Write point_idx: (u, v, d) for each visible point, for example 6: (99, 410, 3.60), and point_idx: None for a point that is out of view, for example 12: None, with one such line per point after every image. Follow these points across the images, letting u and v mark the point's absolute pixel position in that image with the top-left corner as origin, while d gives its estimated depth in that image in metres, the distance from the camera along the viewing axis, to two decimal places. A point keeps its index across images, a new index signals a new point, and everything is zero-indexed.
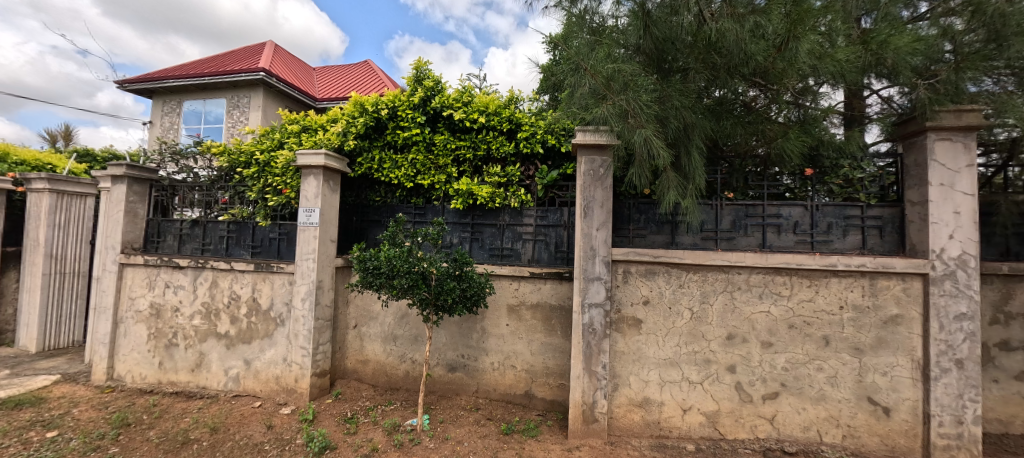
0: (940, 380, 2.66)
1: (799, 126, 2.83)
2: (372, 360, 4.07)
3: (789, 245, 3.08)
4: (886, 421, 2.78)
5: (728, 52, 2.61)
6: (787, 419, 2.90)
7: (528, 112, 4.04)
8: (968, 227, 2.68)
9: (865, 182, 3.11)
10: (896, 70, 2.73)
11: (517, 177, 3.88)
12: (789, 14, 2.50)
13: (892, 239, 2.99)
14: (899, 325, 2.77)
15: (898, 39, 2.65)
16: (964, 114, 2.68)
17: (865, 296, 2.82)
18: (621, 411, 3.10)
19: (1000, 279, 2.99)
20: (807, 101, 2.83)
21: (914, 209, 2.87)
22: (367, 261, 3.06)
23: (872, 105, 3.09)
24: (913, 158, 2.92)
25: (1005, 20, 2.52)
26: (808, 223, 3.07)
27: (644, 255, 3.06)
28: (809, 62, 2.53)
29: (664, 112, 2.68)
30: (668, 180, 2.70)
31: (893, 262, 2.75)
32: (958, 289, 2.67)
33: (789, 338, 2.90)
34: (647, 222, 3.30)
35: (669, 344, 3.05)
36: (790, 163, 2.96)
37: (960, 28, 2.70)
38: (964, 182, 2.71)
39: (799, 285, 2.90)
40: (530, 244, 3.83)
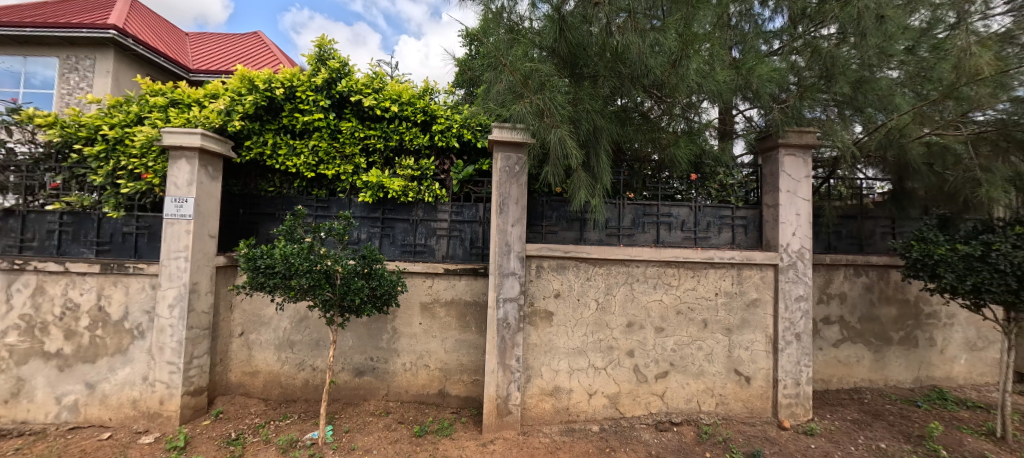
0: (785, 351, 3.26)
1: (687, 136, 3.20)
2: (263, 371, 3.61)
3: (677, 241, 3.49)
4: (748, 388, 3.31)
5: (632, 63, 2.83)
6: (674, 394, 3.28)
7: (444, 104, 3.94)
8: (805, 226, 3.32)
9: (735, 187, 3.67)
10: (758, 94, 3.25)
11: (432, 171, 3.76)
12: (681, 35, 2.81)
13: (753, 235, 3.56)
14: (757, 307, 3.32)
15: (760, 67, 3.15)
16: (805, 134, 3.30)
17: (733, 284, 3.32)
18: (533, 401, 3.21)
19: (824, 267, 3.76)
20: (693, 115, 3.18)
21: (768, 211, 3.46)
22: (257, 259, 2.69)
23: (739, 122, 3.62)
24: (768, 169, 3.51)
25: (833, 61, 3.18)
26: (692, 222, 3.51)
27: (556, 250, 3.20)
28: (696, 79, 2.86)
29: (576, 114, 2.83)
30: (579, 179, 2.85)
31: (754, 255, 3.29)
32: (798, 276, 3.29)
33: (676, 322, 3.28)
34: (558, 219, 3.45)
35: (577, 334, 3.23)
36: (680, 169, 3.34)
37: (802, 65, 3.32)
38: (803, 189, 3.34)
39: (685, 276, 3.30)
40: (444, 240, 3.75)
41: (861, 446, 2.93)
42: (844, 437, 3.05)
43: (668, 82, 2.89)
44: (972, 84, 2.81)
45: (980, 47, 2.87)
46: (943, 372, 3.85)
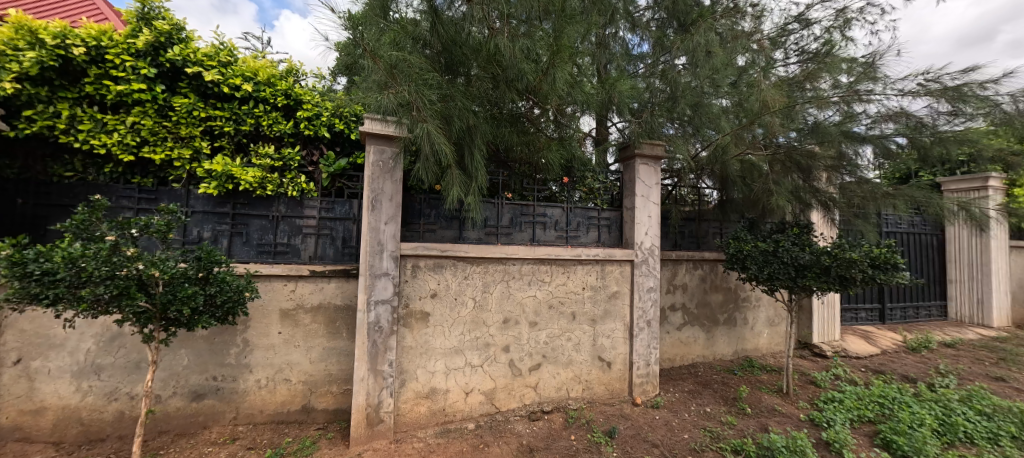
0: (638, 336, 3.70)
1: (560, 142, 3.42)
2: (52, 407, 2.82)
3: (551, 240, 3.71)
4: (609, 372, 3.67)
5: (506, 66, 2.91)
6: (546, 384, 3.47)
7: (313, 89, 3.57)
8: (654, 226, 3.83)
9: (600, 191, 4.04)
10: (621, 108, 3.62)
11: (296, 162, 3.36)
12: (550, 45, 2.98)
13: (616, 235, 3.96)
14: (617, 299, 3.70)
15: (620, 83, 3.51)
16: (655, 147, 3.85)
17: (598, 278, 3.64)
18: (407, 405, 3.09)
19: (671, 262, 4.38)
20: (567, 123, 3.39)
21: (627, 213, 3.89)
22: (30, 263, 2.07)
23: (613, 132, 4.01)
24: (627, 175, 3.96)
25: (677, 85, 3.71)
26: (564, 221, 3.77)
27: (433, 249, 3.13)
28: (564, 89, 3.08)
29: (448, 111, 2.79)
30: (453, 177, 2.82)
31: (614, 252, 3.66)
32: (649, 270, 3.76)
33: (548, 316, 3.48)
34: (437, 217, 3.39)
35: (454, 333, 3.21)
36: (553, 172, 3.55)
37: (657, 87, 3.83)
38: (653, 195, 3.86)
39: (556, 272, 3.52)
40: (312, 239, 3.38)
41: (693, 413, 3.46)
42: (681, 406, 3.58)
43: (540, 88, 3.06)
44: (768, 116, 3.48)
45: (774, 86, 3.57)
46: (752, 344, 4.78)
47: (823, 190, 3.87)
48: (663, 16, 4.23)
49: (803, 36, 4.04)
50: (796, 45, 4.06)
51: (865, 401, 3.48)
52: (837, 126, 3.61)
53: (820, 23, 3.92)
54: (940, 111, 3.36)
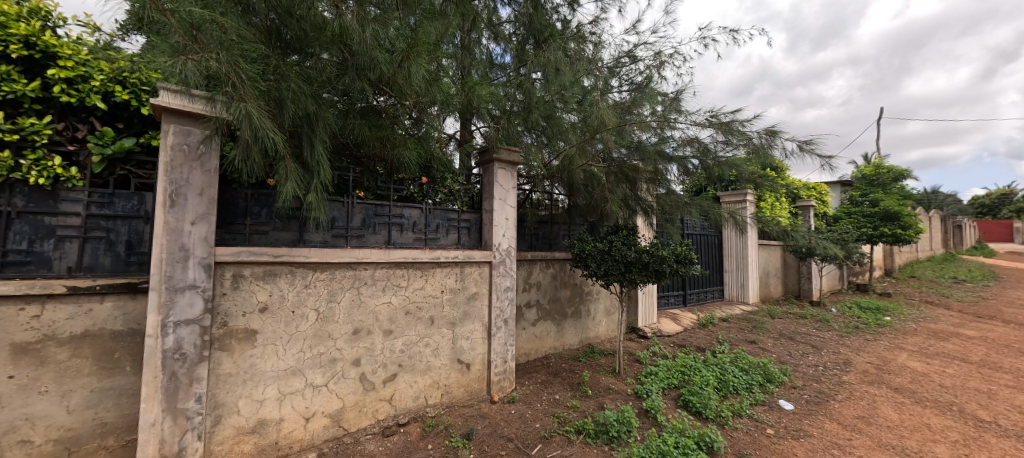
0: (495, 335, 3.81)
1: (417, 140, 3.29)
2: None
3: (408, 242, 3.54)
4: (467, 373, 3.67)
5: (355, 51, 2.63)
6: (402, 395, 3.29)
7: (76, 42, 2.65)
8: (511, 228, 4.01)
9: (460, 193, 4.04)
10: (480, 112, 3.69)
11: (45, 137, 2.43)
12: (405, 37, 2.83)
13: (475, 237, 4.01)
14: (476, 300, 3.73)
15: (479, 88, 3.54)
16: (512, 153, 4.01)
17: (457, 280, 3.62)
18: (224, 446, 2.54)
19: (526, 262, 4.66)
20: (425, 122, 3.27)
21: (486, 215, 3.98)
22: None
23: (477, 137, 4.09)
24: (486, 178, 4.07)
25: (532, 96, 3.95)
26: (423, 223, 3.64)
27: (261, 255, 2.63)
28: (420, 85, 2.95)
29: (278, 92, 2.37)
30: (286, 171, 2.45)
31: (473, 254, 3.69)
32: (506, 271, 3.92)
33: (405, 323, 3.30)
34: (268, 217, 2.88)
35: (291, 352, 2.77)
36: (410, 170, 3.39)
37: (516, 97, 4.02)
38: (510, 198, 4.05)
39: (413, 276, 3.36)
40: (74, 243, 2.49)
41: (544, 402, 3.72)
42: (534, 397, 3.81)
43: (395, 81, 2.87)
44: (604, 133, 3.97)
45: (609, 107, 4.09)
46: (594, 332, 5.43)
47: (644, 198, 4.62)
48: (523, 32, 4.49)
49: (631, 69, 4.70)
50: (627, 76, 4.70)
51: (673, 371, 4.27)
52: (654, 146, 4.29)
53: (644, 60, 4.64)
54: (719, 140, 4.25)
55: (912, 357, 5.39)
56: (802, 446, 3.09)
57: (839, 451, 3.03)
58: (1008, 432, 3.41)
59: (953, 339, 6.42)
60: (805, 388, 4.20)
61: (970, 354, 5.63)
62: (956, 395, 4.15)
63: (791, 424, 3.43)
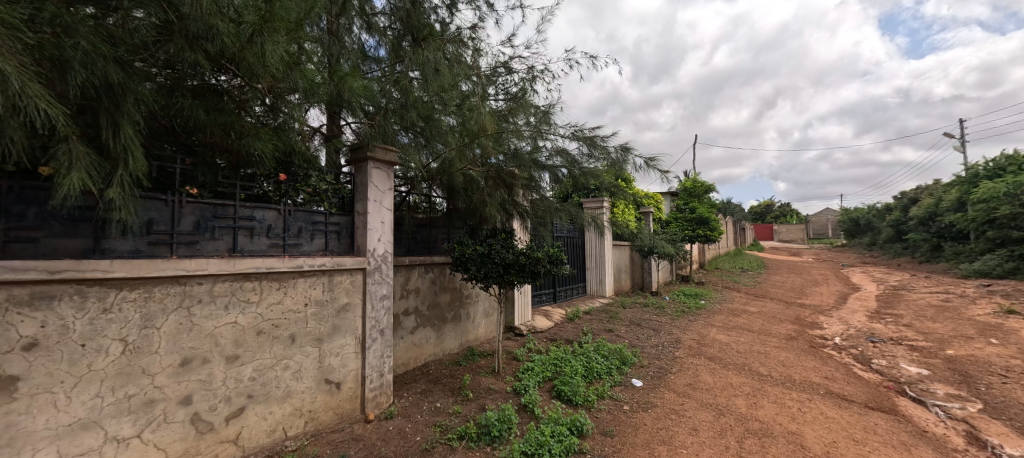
0: (370, 347, 3.52)
1: (272, 130, 2.85)
2: None
3: (261, 249, 3.02)
4: (337, 394, 3.31)
5: (185, 14, 2.10)
6: (252, 431, 2.81)
7: None
8: (387, 232, 3.77)
9: (328, 193, 3.59)
10: (353, 106, 3.44)
11: None
12: (260, 9, 2.45)
13: (346, 241, 3.64)
14: (347, 312, 3.39)
15: (351, 79, 3.25)
16: (389, 152, 3.76)
17: (324, 291, 3.23)
18: None
19: (404, 267, 4.44)
20: (283, 109, 2.86)
21: (359, 218, 3.66)
22: None
23: (348, 133, 3.86)
24: (358, 178, 3.74)
25: (409, 94, 3.78)
26: (280, 226, 3.15)
27: (28, 271, 1.95)
28: (277, 67, 2.55)
29: (61, 51, 1.73)
30: (74, 156, 1.85)
31: (344, 261, 3.34)
32: (381, 278, 3.66)
33: (257, 345, 2.81)
34: (43, 219, 2.12)
35: (82, 397, 2.15)
36: (263, 165, 2.91)
37: (392, 94, 3.82)
38: (387, 200, 3.80)
39: (268, 289, 2.87)
40: None
41: (424, 412, 3.58)
42: (414, 409, 3.64)
43: (244, 58, 2.43)
44: (483, 139, 4.03)
45: (488, 113, 4.16)
46: (473, 335, 5.48)
47: (520, 203, 4.85)
48: (399, 27, 4.28)
49: (507, 80, 4.90)
50: (503, 86, 4.88)
51: (547, 365, 4.56)
52: (529, 155, 4.50)
53: (519, 73, 4.89)
54: (584, 152, 4.73)
55: (719, 331, 6.86)
56: (650, 415, 3.62)
57: (675, 415, 3.64)
58: (777, 381, 4.59)
59: (742, 315, 8.39)
60: (650, 366, 4.96)
61: (753, 326, 7.44)
62: (746, 358, 5.41)
63: (641, 398, 4.00)
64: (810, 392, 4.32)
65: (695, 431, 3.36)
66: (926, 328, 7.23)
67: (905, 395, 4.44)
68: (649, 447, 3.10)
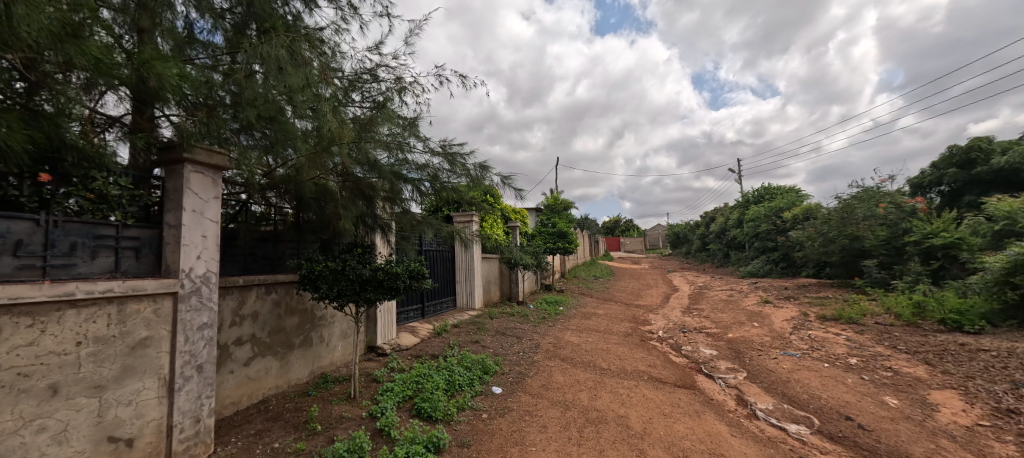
0: (182, 389, 2.92)
1: (27, 114, 2.14)
2: None
3: (3, 273, 2.27)
4: (128, 453, 2.64)
5: None
6: None
7: None
8: (211, 248, 3.21)
9: (123, 200, 2.87)
10: (166, 100, 2.85)
11: None
12: None
13: (149, 260, 3.01)
14: (148, 347, 2.75)
15: (162, 65, 2.65)
16: (214, 155, 3.19)
17: (110, 324, 2.55)
18: None
19: (237, 289, 3.81)
20: (48, 91, 2.23)
21: (170, 232, 3.03)
22: None
23: (165, 127, 3.09)
24: (171, 184, 3.10)
25: (249, 92, 3.30)
26: (39, 243, 2.42)
27: None
28: (36, 36, 1.98)
29: None
30: None
31: (144, 284, 2.70)
32: (202, 303, 3.09)
33: None
34: None
35: None
36: (11, 161, 2.17)
37: (224, 87, 3.33)
38: (211, 210, 3.24)
39: (13, 327, 2.14)
40: None
41: None
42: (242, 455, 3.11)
43: None
44: (338, 146, 3.68)
45: (345, 120, 3.82)
46: (327, 360, 4.99)
47: (381, 216, 4.59)
48: (242, 12, 3.63)
49: (372, 88, 4.56)
50: (368, 93, 4.53)
51: (408, 383, 4.41)
52: (390, 167, 4.31)
53: (386, 82, 4.57)
54: (445, 168, 4.74)
55: (572, 334, 7.65)
56: (506, 420, 3.82)
57: (529, 416, 3.91)
58: (613, 373, 5.33)
59: (592, 317, 9.54)
60: (510, 372, 5.23)
61: (599, 326, 8.50)
62: (592, 356, 6.14)
63: (499, 405, 4.18)
64: (637, 378, 5.14)
65: (544, 428, 3.66)
66: (717, 318, 9.31)
67: (701, 372, 5.63)
68: (503, 450, 3.25)
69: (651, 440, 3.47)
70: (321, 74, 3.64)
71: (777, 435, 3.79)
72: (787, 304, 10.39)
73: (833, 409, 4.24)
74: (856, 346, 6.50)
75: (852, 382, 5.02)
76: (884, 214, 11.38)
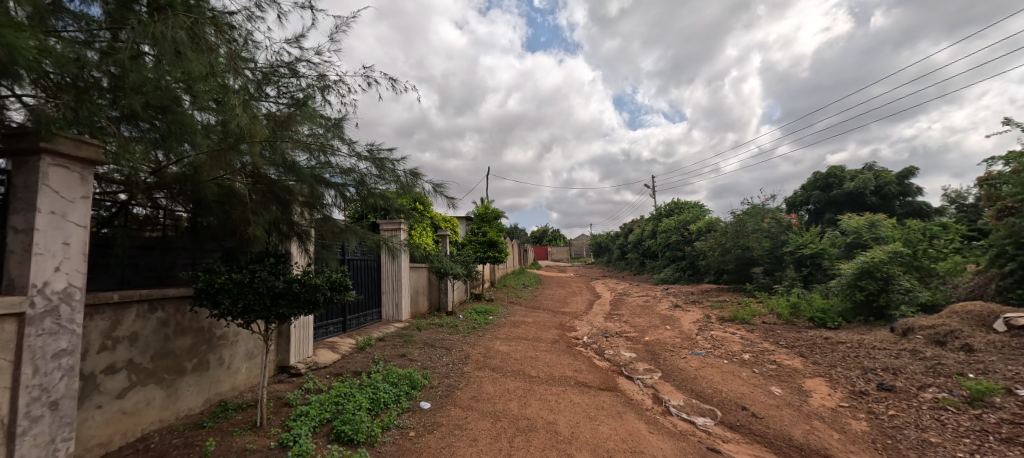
0: (28, 433, 2.36)
1: None
2: None
3: None
4: None
5: None
6: None
7: None
8: (75, 259, 2.68)
9: None
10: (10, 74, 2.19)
11: None
12: None
13: None
14: None
15: (13, 34, 2.06)
16: (83, 145, 2.68)
17: None
18: None
19: (111, 307, 3.20)
20: None
21: (17, 238, 2.47)
22: None
23: (14, 111, 2.43)
24: (22, 178, 2.53)
25: (137, 75, 2.70)
26: None
27: None
28: None
29: None
30: None
31: None
32: (60, 325, 2.55)
33: None
34: None
35: None
36: None
37: (97, 64, 2.62)
38: (76, 213, 2.70)
39: None
40: None
41: None
42: None
43: None
44: (248, 144, 3.37)
45: (257, 116, 3.49)
46: (228, 385, 4.40)
47: (298, 223, 4.16)
48: None
49: (291, 83, 4.13)
50: (285, 88, 4.10)
51: (325, 405, 4.05)
52: (310, 170, 4.00)
53: (307, 78, 4.18)
54: (373, 173, 4.48)
55: (502, 343, 7.67)
56: (435, 436, 3.68)
57: (459, 430, 3.81)
58: (542, 380, 5.43)
59: (521, 326, 9.66)
60: (439, 385, 5.06)
61: (528, 334, 8.64)
62: (522, 364, 6.20)
63: (427, 420, 4.02)
64: (564, 384, 5.30)
65: (475, 441, 3.60)
66: (635, 323, 10.01)
67: (622, 375, 5.98)
68: None
69: (578, 444, 3.58)
70: (229, 63, 3.28)
71: (687, 428, 4.14)
72: (693, 308, 11.53)
73: (732, 401, 4.77)
74: (748, 343, 7.40)
75: (746, 375, 5.70)
76: (768, 228, 13.22)
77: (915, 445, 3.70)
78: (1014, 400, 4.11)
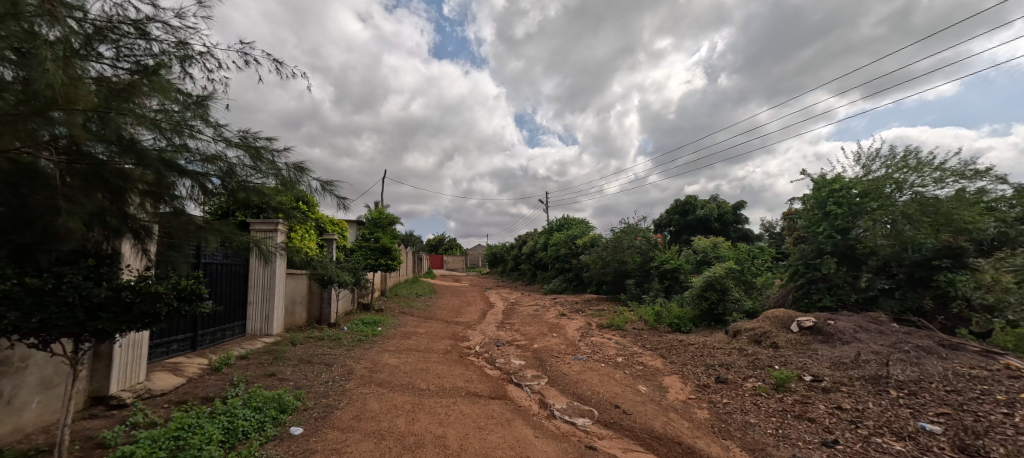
0: None
1: None
2: None
3: None
4: None
5: None
6: None
7: None
8: None
9: None
10: None
11: None
12: None
13: None
14: None
15: None
16: None
17: None
18: None
19: None
20: None
21: None
22: None
23: None
24: None
25: None
26: None
27: None
28: None
29: None
30: None
31: None
32: None
33: None
34: None
35: None
36: None
37: None
38: None
39: None
40: None
41: None
42: None
43: None
44: (65, 111, 2.62)
45: (79, 78, 2.75)
46: (7, 427, 3.30)
47: (135, 217, 3.28)
48: None
49: (137, 45, 3.34)
50: (128, 50, 3.30)
51: (160, 442, 3.29)
52: (158, 153, 3.29)
53: (161, 42, 3.44)
54: (245, 163, 3.88)
55: (390, 356, 7.25)
56: None
57: (336, 454, 3.46)
58: (432, 393, 5.26)
59: (412, 337, 9.27)
60: (315, 407, 4.54)
61: (419, 345, 8.32)
62: (411, 377, 5.93)
63: (298, 448, 3.56)
64: (455, 395, 5.23)
65: None
66: (525, 331, 10.40)
67: (511, 382, 6.14)
68: None
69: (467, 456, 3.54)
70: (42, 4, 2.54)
71: (569, 430, 4.42)
72: (577, 316, 12.49)
73: (607, 401, 5.27)
74: (621, 347, 8.28)
75: (619, 376, 6.35)
76: (640, 245, 15.09)
77: (740, 425, 4.54)
78: (803, 384, 5.34)
